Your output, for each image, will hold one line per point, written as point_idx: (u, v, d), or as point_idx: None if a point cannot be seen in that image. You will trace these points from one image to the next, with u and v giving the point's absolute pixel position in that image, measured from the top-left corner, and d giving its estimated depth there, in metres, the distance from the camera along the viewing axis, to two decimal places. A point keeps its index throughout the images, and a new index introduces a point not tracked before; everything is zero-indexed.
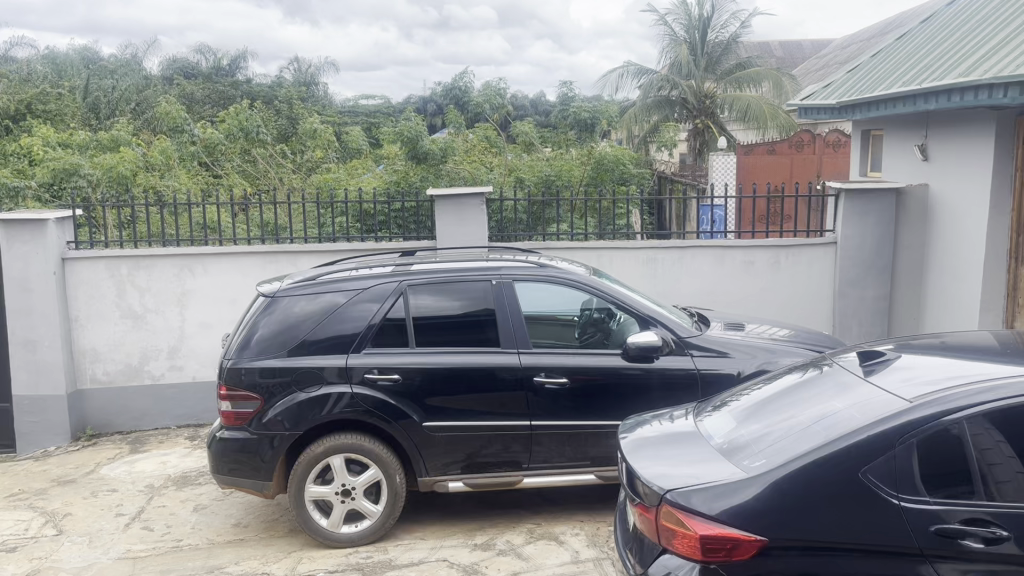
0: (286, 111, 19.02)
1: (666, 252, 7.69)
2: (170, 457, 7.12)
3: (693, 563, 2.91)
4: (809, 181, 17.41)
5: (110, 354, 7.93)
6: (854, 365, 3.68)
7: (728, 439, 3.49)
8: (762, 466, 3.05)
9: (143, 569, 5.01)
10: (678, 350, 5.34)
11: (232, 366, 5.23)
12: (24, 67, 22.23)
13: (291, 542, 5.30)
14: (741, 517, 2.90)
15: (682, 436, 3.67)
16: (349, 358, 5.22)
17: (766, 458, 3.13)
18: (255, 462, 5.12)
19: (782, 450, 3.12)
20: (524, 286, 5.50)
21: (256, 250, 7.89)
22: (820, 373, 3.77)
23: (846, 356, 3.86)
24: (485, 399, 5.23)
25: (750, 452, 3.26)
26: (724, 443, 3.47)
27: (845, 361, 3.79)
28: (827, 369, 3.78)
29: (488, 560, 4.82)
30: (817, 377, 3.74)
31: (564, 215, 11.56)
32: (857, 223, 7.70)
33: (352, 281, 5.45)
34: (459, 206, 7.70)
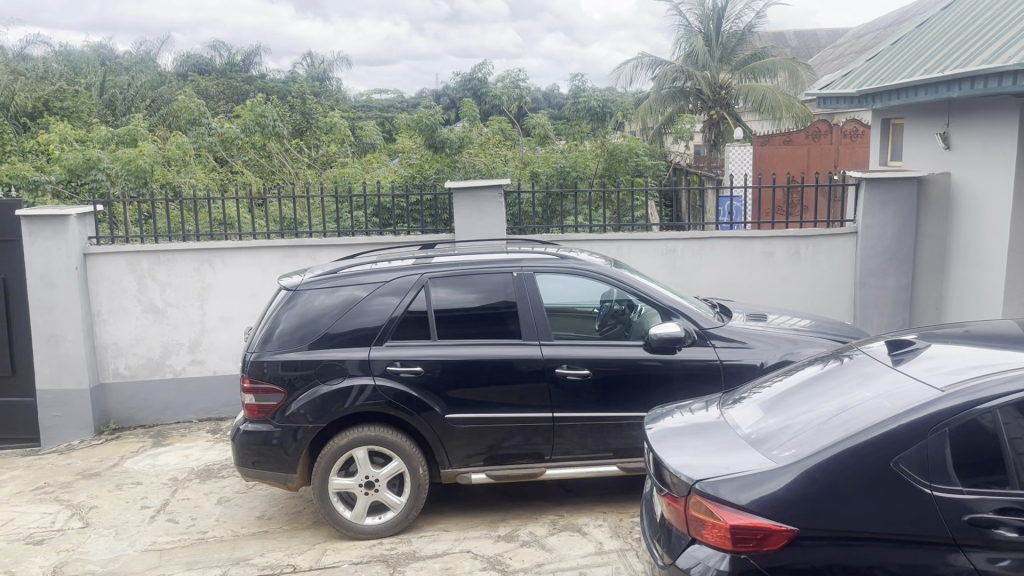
0: (301, 106, 19.04)
1: (686, 243, 7.66)
2: (193, 451, 7.17)
3: (725, 553, 2.91)
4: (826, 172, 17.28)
5: (132, 348, 7.99)
6: (882, 354, 3.65)
7: (756, 430, 3.48)
8: (791, 456, 3.04)
9: (170, 561, 5.05)
10: (700, 341, 5.32)
11: (255, 359, 5.25)
12: (40, 65, 22.34)
13: (315, 534, 5.33)
14: (772, 507, 2.89)
15: (708, 426, 3.65)
16: (372, 351, 5.24)
17: (795, 448, 3.11)
18: (279, 455, 5.14)
19: (810, 440, 3.11)
20: (545, 277, 5.50)
21: (276, 244, 7.93)
22: (846, 363, 3.74)
23: (872, 345, 3.83)
24: (507, 391, 5.23)
25: (778, 442, 3.25)
26: (751, 433, 3.45)
27: (871, 350, 3.76)
28: (853, 359, 3.76)
29: (512, 552, 4.82)
30: (844, 366, 3.71)
31: (581, 208, 11.54)
32: (877, 212, 7.62)
33: (373, 274, 5.46)
34: (478, 199, 7.70)
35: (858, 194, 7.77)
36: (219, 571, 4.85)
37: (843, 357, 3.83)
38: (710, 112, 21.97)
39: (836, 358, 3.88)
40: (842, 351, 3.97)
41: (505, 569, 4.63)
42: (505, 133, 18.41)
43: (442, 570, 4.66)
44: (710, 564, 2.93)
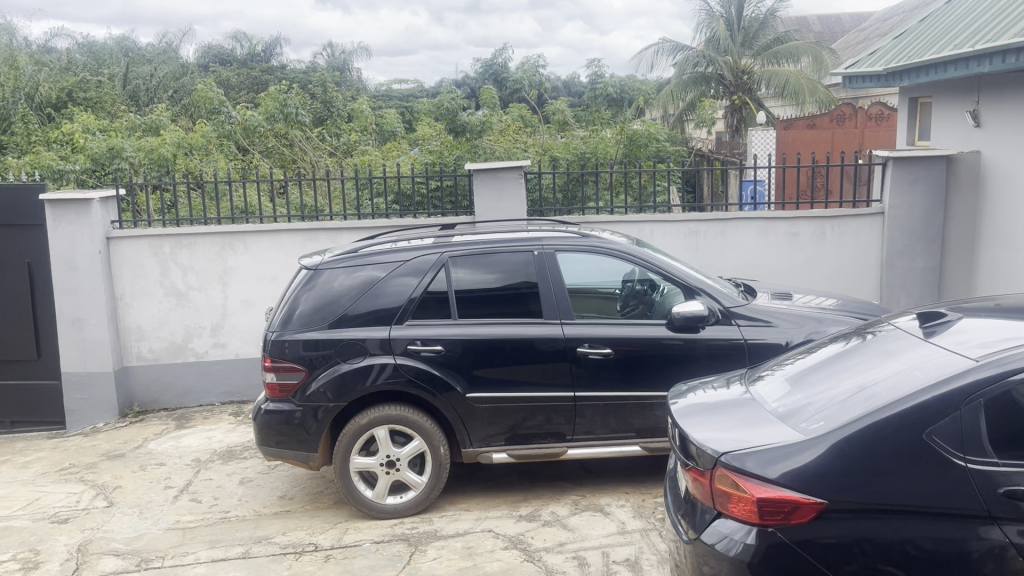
0: (321, 94, 19.03)
1: (709, 224, 7.57)
2: (215, 433, 7.20)
3: (752, 526, 2.86)
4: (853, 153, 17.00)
5: (154, 332, 8.04)
6: (912, 327, 3.56)
7: (782, 405, 3.41)
8: (820, 428, 2.97)
9: (193, 539, 5.06)
10: (724, 320, 5.25)
11: (276, 339, 5.24)
12: (64, 56, 22.51)
13: (337, 513, 5.32)
14: (800, 479, 2.83)
15: (733, 401, 3.59)
16: (392, 330, 5.22)
17: (823, 420, 3.04)
18: (300, 434, 5.14)
19: (839, 413, 3.04)
20: (566, 257, 5.44)
21: (296, 227, 7.94)
22: (874, 337, 3.66)
23: (901, 319, 3.75)
24: (528, 370, 5.19)
25: (805, 416, 3.18)
26: (778, 408, 3.39)
27: (901, 324, 3.68)
28: (881, 333, 3.68)
29: (534, 531, 4.79)
30: (872, 341, 3.63)
31: (603, 193, 11.44)
32: (905, 191, 7.49)
33: (393, 253, 5.43)
34: (498, 180, 7.65)
35: (885, 174, 7.64)
36: (241, 549, 4.86)
37: (872, 332, 3.75)
38: (732, 97, 21.82)
39: (864, 333, 3.80)
40: (870, 326, 3.89)
41: (527, 548, 4.60)
42: (525, 120, 18.32)
43: (464, 549, 4.64)
44: (737, 538, 2.88)
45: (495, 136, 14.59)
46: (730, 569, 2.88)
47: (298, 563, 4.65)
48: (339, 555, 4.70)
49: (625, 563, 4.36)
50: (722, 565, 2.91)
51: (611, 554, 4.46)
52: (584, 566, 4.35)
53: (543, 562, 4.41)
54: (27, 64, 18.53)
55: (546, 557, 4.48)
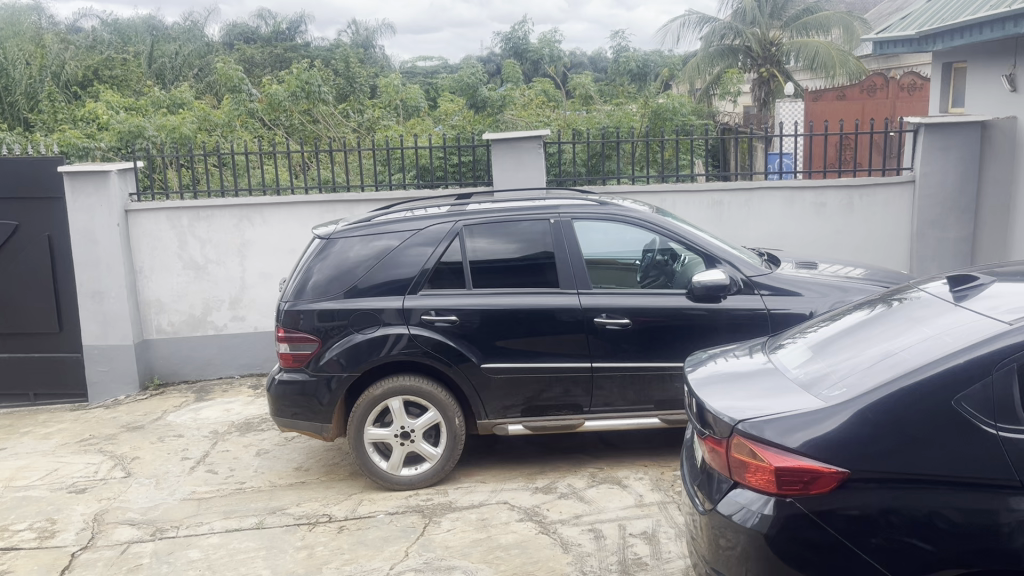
0: (344, 70, 18.90)
1: (733, 194, 7.39)
2: (234, 405, 7.20)
3: (769, 497, 2.75)
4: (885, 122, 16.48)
5: (174, 305, 8.04)
6: (942, 292, 3.41)
7: (805, 373, 3.28)
8: (843, 395, 2.84)
9: (208, 509, 5.05)
10: (746, 290, 5.10)
11: (290, 309, 5.18)
12: (90, 36, 22.60)
13: (352, 485, 5.28)
14: (821, 448, 2.71)
15: (753, 370, 3.47)
16: (406, 300, 5.13)
17: (847, 387, 2.91)
18: (314, 405, 5.09)
19: (864, 379, 2.91)
20: (584, 225, 5.31)
21: (314, 199, 7.88)
22: (902, 303, 3.51)
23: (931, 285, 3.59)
24: (545, 342, 5.09)
25: (829, 383, 3.05)
26: (800, 376, 3.26)
27: (930, 289, 3.52)
28: (909, 299, 3.52)
29: (550, 503, 4.71)
30: (900, 307, 3.48)
31: (627, 166, 11.22)
32: (938, 157, 7.28)
33: (407, 222, 5.34)
34: (517, 150, 7.51)
35: (916, 142, 7.42)
36: (255, 520, 4.83)
37: (899, 298, 3.60)
38: (760, 69, 21.27)
39: (892, 299, 3.64)
40: (897, 292, 3.74)
41: (542, 520, 4.52)
42: (548, 95, 18.09)
43: (479, 521, 4.58)
44: (754, 508, 2.77)
45: (517, 111, 14.41)
46: (747, 541, 2.77)
47: (311, 534, 4.61)
48: (353, 526, 4.65)
49: (642, 536, 4.26)
50: (738, 537, 2.80)
51: (627, 527, 4.36)
52: (600, 539, 4.26)
53: (558, 535, 4.33)
54: (53, 43, 18.58)
55: (561, 529, 4.40)
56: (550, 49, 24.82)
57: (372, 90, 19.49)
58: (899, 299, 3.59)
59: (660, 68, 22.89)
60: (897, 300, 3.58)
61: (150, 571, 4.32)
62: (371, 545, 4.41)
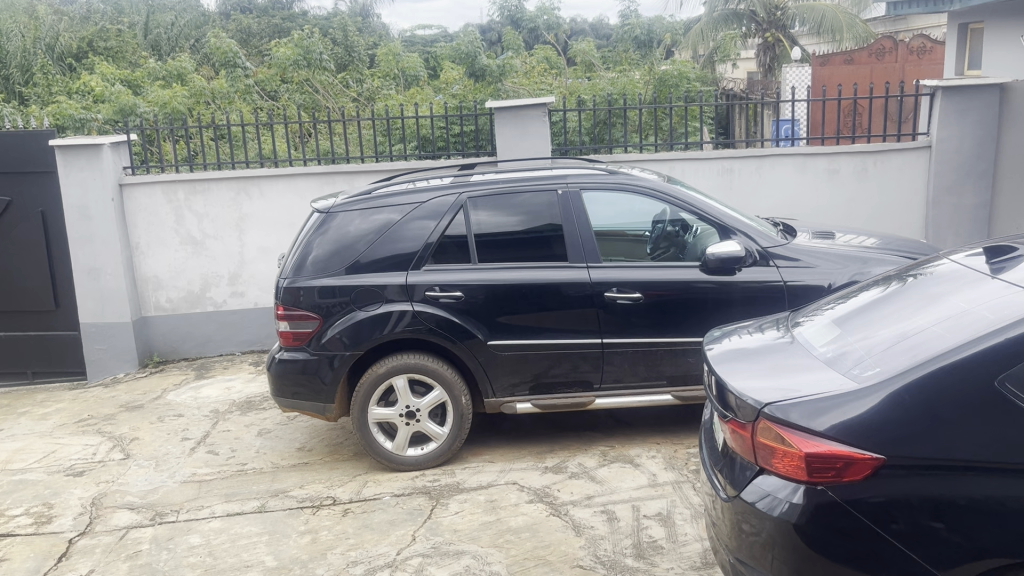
0: (342, 39, 18.48)
1: (744, 162, 7.17)
2: (235, 383, 7.06)
3: (798, 484, 2.59)
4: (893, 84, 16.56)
5: (172, 281, 7.87)
6: (977, 263, 3.23)
7: (833, 348, 3.11)
8: (877, 375, 2.68)
9: (209, 493, 4.92)
10: (762, 262, 4.92)
11: (289, 286, 5.01)
12: (84, 7, 22.17)
13: (356, 465, 5.14)
14: (855, 433, 2.54)
15: (777, 346, 3.29)
16: (409, 276, 4.96)
17: (880, 366, 2.74)
18: (316, 384, 4.94)
19: (899, 357, 2.74)
20: (593, 196, 5.13)
21: (312, 170, 7.68)
22: (934, 273, 3.33)
23: (963, 255, 3.41)
24: (553, 317, 4.92)
25: (859, 361, 2.88)
26: (827, 353, 3.08)
27: (963, 259, 3.33)
28: (941, 269, 3.34)
29: (560, 484, 4.57)
30: (931, 277, 3.30)
31: (633, 132, 10.92)
32: (955, 122, 7.05)
33: (408, 194, 5.15)
34: (521, 118, 7.29)
35: (933, 105, 7.18)
36: (258, 503, 4.70)
37: (929, 268, 3.42)
38: (766, 34, 19.79)
39: (922, 269, 3.46)
40: (927, 262, 3.55)
41: (553, 501, 4.39)
42: (550, 62, 17.74)
43: (487, 502, 4.44)
44: (781, 496, 2.62)
45: (519, 80, 14.12)
46: (773, 529, 2.62)
47: (315, 517, 4.48)
48: (358, 509, 4.52)
49: (656, 517, 4.12)
50: (763, 526, 2.65)
51: (641, 508, 4.22)
52: (613, 521, 4.12)
53: (569, 517, 4.20)
54: (46, 14, 18.21)
55: (572, 511, 4.26)
56: (552, 15, 24.28)
57: (371, 60, 19.05)
58: (930, 268, 3.40)
59: (664, 34, 22.44)
60: (925, 270, 3.41)
61: (150, 558, 4.19)
62: (377, 529, 4.27)
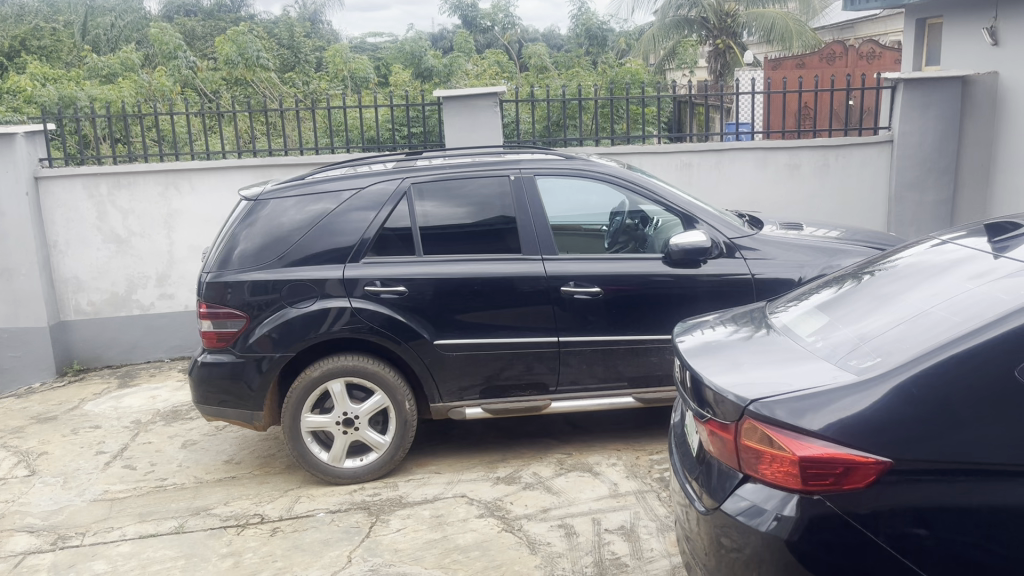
0: (288, 40, 17.89)
1: (703, 156, 6.89)
2: (161, 391, 6.51)
3: (790, 494, 2.22)
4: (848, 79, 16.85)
5: (94, 283, 7.28)
6: (969, 244, 2.93)
7: (824, 337, 2.75)
8: (878, 365, 2.33)
9: (121, 512, 4.40)
10: (729, 253, 4.60)
11: (214, 281, 4.54)
12: (16, 7, 21.22)
13: (288, 479, 4.67)
14: (855, 432, 2.18)
15: (756, 338, 2.94)
16: (348, 270, 4.52)
17: (880, 356, 2.40)
18: (243, 390, 4.48)
19: (902, 346, 2.39)
20: (548, 183, 4.76)
21: (248, 163, 7.19)
22: (927, 257, 2.99)
23: (951, 237, 3.11)
24: (506, 314, 4.53)
25: (855, 352, 2.53)
26: (816, 342, 2.73)
27: (951, 244, 3.03)
28: (929, 254, 3.02)
29: (513, 496, 4.17)
30: (926, 261, 2.96)
31: (588, 127, 10.56)
32: (916, 117, 6.83)
33: (344, 181, 4.71)
34: (471, 108, 6.92)
35: (894, 98, 6.96)
36: (175, 523, 4.20)
37: (910, 256, 3.10)
38: (716, 41, 19.52)
39: (898, 258, 3.15)
40: (902, 251, 3.25)
41: (505, 516, 3.98)
42: (502, 66, 17.44)
43: (433, 518, 4.02)
44: (768, 509, 2.25)
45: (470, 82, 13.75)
46: (760, 546, 2.24)
47: (240, 538, 4.00)
48: (288, 528, 4.06)
49: (619, 532, 3.74)
50: (749, 542, 2.27)
51: (602, 522, 3.84)
52: (572, 537, 3.73)
53: (524, 533, 3.80)
54: None
55: (527, 526, 3.86)
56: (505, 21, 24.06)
57: (318, 62, 18.45)
58: (911, 256, 3.09)
59: (617, 41, 22.31)
60: (904, 259, 3.10)
61: None
62: (308, 550, 3.81)
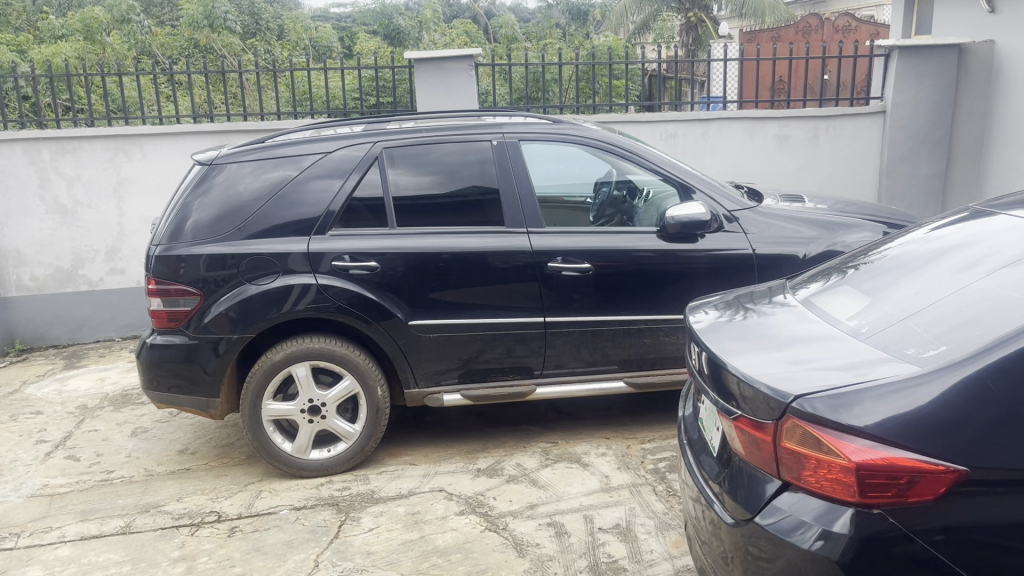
0: (247, 7, 17.08)
1: (688, 126, 6.56)
2: (110, 373, 6.05)
3: (841, 506, 1.89)
4: (822, 52, 16.62)
5: (37, 256, 6.74)
6: (1005, 215, 2.63)
7: (867, 321, 2.40)
8: (946, 355, 1.99)
9: (61, 510, 3.98)
10: (728, 225, 4.27)
11: (163, 254, 4.09)
12: None
13: (248, 472, 4.28)
14: (922, 435, 1.86)
15: (751, 319, 2.61)
16: (313, 243, 4.10)
17: (945, 344, 2.06)
18: (196, 375, 4.07)
19: (967, 330, 2.07)
20: (532, 148, 4.37)
21: (204, 128, 6.70)
22: (951, 233, 2.69)
23: (980, 208, 2.82)
24: (487, 293, 4.16)
25: (908, 336, 2.21)
26: (859, 327, 2.37)
27: (947, 228, 2.77)
28: (920, 243, 2.76)
29: (496, 490, 3.83)
30: (955, 236, 2.66)
31: (564, 97, 10.13)
32: (912, 86, 6.57)
33: (308, 145, 4.28)
34: (444, 71, 6.50)
35: (887, 67, 6.68)
36: (122, 522, 3.79)
37: (919, 236, 2.81)
38: (689, 14, 18.27)
39: (885, 248, 2.88)
40: (929, 223, 2.94)
41: (488, 513, 3.64)
42: (472, 36, 16.87)
43: (408, 516, 3.66)
44: (810, 523, 1.92)
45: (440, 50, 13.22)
46: (796, 557, 1.92)
47: (194, 539, 3.60)
48: (248, 528, 3.67)
49: (614, 531, 3.42)
50: (782, 553, 1.96)
51: (595, 520, 3.51)
52: (563, 537, 3.40)
53: (509, 533, 3.46)
54: None
55: (512, 524, 3.53)
56: None
57: (281, 29, 17.73)
58: (918, 237, 2.80)
59: (589, 13, 21.84)
60: (907, 242, 2.81)
61: None
62: (270, 554, 3.43)
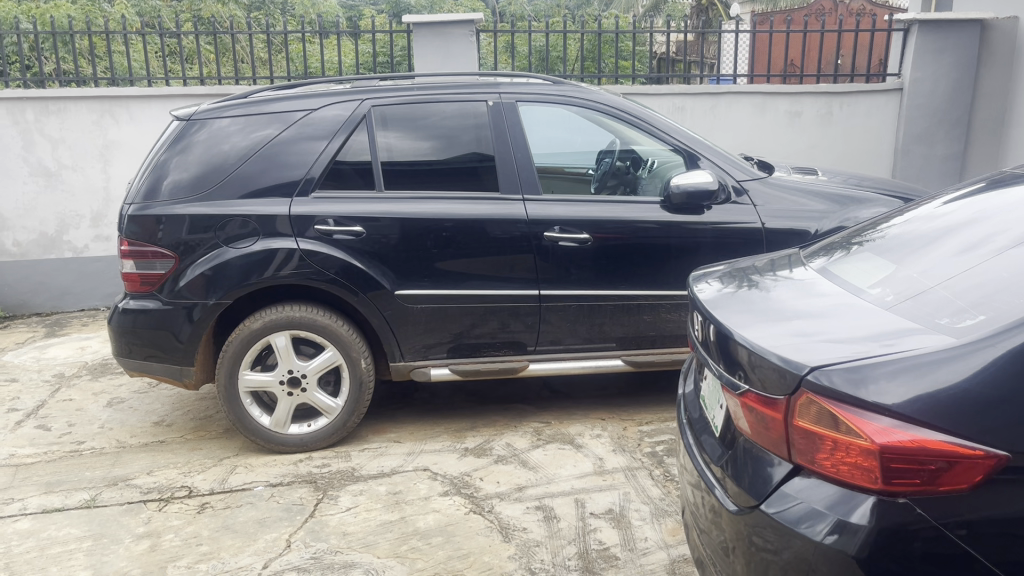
0: None
1: (696, 100, 6.34)
2: (91, 342, 5.85)
3: (862, 495, 1.67)
4: None
5: (20, 221, 6.52)
6: None
7: (892, 291, 2.17)
8: (984, 327, 1.76)
9: (25, 480, 3.78)
10: (737, 198, 4.04)
11: (137, 213, 3.87)
12: None
13: (225, 446, 4.07)
14: (956, 416, 1.63)
15: (762, 289, 2.38)
16: (296, 206, 3.88)
17: (983, 314, 1.83)
18: (170, 342, 3.86)
19: (1008, 299, 1.84)
20: (531, 111, 4.13)
21: (194, 91, 6.47)
22: (972, 203, 2.46)
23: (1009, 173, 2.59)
24: (479, 264, 3.94)
25: (939, 307, 1.98)
26: (883, 297, 2.15)
27: (970, 196, 2.54)
28: (928, 219, 2.53)
29: (483, 470, 3.61)
30: (977, 205, 2.43)
31: (570, 71, 9.88)
32: (930, 63, 6.35)
33: (293, 102, 4.05)
34: (444, 36, 6.25)
35: (906, 42, 6.45)
36: (87, 495, 3.59)
37: (945, 204, 2.58)
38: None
39: (892, 223, 2.65)
40: (957, 189, 2.70)
41: (473, 494, 3.43)
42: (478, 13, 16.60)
43: (389, 496, 3.45)
44: (825, 514, 1.70)
45: None
46: (806, 551, 1.70)
47: (161, 515, 3.40)
48: (219, 504, 3.47)
49: (607, 516, 3.21)
50: (790, 545, 1.74)
51: (587, 504, 3.30)
52: (552, 521, 3.19)
53: (495, 516, 3.25)
54: None
55: (499, 507, 3.32)
56: None
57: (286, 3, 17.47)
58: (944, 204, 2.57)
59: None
60: (933, 209, 2.58)
61: None
62: (240, 532, 3.23)
